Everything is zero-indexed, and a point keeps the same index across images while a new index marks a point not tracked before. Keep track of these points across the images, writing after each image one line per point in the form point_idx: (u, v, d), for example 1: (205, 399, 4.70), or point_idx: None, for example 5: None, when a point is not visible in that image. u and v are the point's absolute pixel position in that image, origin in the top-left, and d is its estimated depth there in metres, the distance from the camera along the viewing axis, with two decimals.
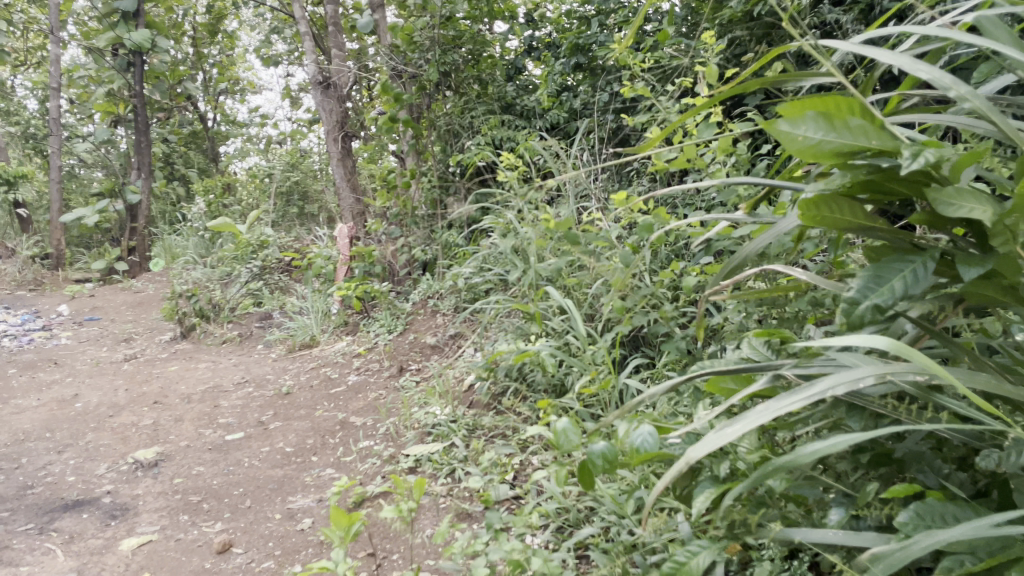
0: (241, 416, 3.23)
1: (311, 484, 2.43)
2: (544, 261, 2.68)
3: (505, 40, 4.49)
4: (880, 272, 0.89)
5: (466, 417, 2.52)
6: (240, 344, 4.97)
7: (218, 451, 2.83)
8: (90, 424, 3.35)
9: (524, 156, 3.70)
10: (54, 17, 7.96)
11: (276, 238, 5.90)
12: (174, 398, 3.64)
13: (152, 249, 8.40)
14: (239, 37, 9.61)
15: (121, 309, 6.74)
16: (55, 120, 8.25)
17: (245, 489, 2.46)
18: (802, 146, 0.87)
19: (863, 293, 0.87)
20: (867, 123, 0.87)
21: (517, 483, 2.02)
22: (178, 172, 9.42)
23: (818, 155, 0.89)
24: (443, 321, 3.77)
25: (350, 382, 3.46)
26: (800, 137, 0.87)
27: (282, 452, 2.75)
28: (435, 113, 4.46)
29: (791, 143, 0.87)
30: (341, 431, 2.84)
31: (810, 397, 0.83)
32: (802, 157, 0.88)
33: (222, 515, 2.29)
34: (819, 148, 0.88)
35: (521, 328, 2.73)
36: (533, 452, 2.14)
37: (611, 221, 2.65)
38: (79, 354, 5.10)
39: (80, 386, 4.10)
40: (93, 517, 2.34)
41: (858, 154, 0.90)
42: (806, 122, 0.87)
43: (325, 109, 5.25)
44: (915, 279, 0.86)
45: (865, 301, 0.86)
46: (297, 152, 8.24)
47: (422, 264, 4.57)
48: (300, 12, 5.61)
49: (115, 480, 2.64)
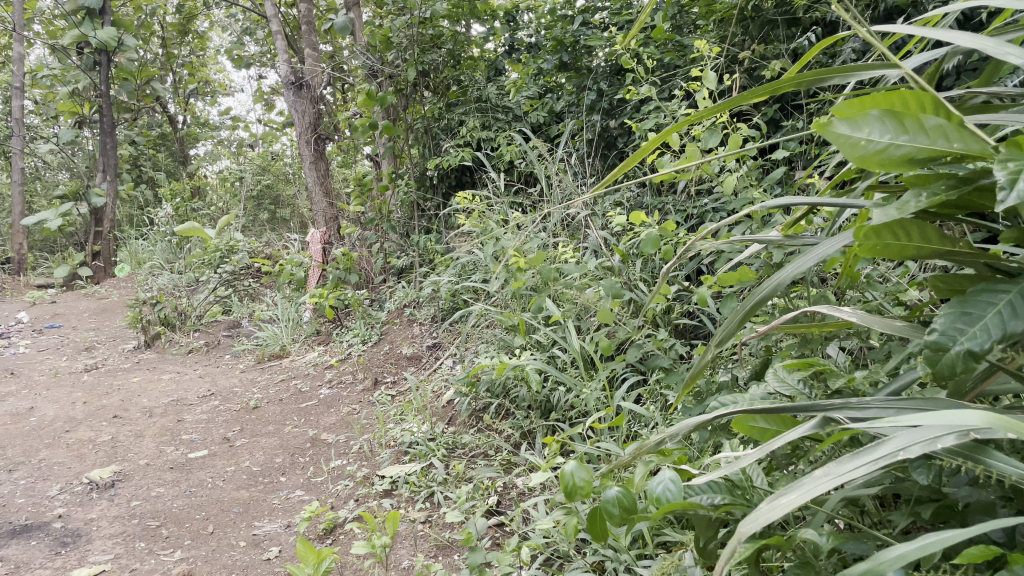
0: (205, 432, 3.06)
1: (279, 507, 2.28)
2: (527, 270, 2.55)
3: (484, 41, 4.38)
4: (965, 307, 0.73)
5: (444, 435, 2.39)
6: (207, 354, 4.79)
7: (180, 470, 2.67)
8: (44, 440, 3.15)
9: (506, 160, 3.59)
10: (17, 14, 7.71)
11: (245, 242, 5.73)
12: (135, 411, 3.47)
13: (117, 254, 8.16)
14: (209, 37, 9.40)
15: (83, 317, 6.51)
16: (18, 120, 7.98)
17: (207, 513, 2.30)
18: (863, 152, 0.75)
19: (948, 335, 0.72)
20: (946, 122, 0.72)
21: (501, 509, 1.89)
22: (146, 175, 9.19)
23: (883, 167, 0.76)
24: (419, 331, 3.64)
25: (321, 396, 3.31)
26: (861, 141, 0.75)
27: (248, 472, 2.59)
28: (412, 115, 4.34)
29: (851, 150, 0.75)
30: (312, 449, 2.70)
31: (871, 468, 0.63)
32: (864, 165, 0.75)
33: (183, 542, 2.12)
34: (884, 156, 0.75)
35: (503, 340, 2.60)
36: (517, 474, 2.02)
37: (598, 230, 2.53)
38: (37, 363, 4.88)
39: (36, 399, 3.89)
40: (41, 545, 2.16)
41: (933, 162, 0.75)
42: (868, 124, 0.75)
43: (297, 111, 5.02)
44: (1013, 312, 0.70)
45: (953, 346, 0.71)
46: (269, 155, 8.06)
47: (397, 272, 4.44)
48: (273, 10, 5.44)
49: (67, 503, 2.46)
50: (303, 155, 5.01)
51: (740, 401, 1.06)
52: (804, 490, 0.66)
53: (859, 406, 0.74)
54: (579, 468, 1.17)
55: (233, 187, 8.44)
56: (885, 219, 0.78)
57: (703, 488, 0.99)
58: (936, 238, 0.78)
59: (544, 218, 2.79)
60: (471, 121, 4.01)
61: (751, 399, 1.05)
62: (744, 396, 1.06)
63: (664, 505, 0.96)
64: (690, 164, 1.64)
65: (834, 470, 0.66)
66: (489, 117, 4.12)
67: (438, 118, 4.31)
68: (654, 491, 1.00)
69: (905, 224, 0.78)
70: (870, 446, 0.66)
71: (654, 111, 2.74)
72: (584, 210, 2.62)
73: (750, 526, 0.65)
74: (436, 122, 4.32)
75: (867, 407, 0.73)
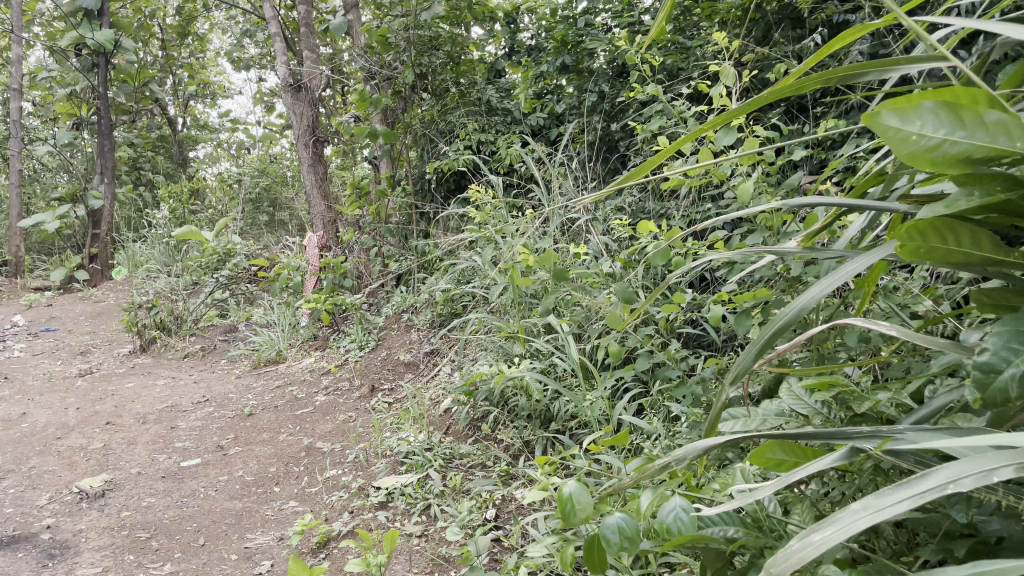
0: (199, 440, 3.01)
1: (272, 519, 2.23)
2: (527, 277, 2.50)
3: (484, 43, 4.34)
4: (1020, 324, 0.67)
5: (441, 446, 2.33)
6: (203, 358, 4.74)
7: (172, 479, 2.61)
8: (35, 447, 3.10)
9: (505, 164, 3.55)
10: (15, 15, 7.66)
11: (243, 245, 5.68)
12: (129, 418, 3.41)
13: (114, 257, 8.11)
14: (208, 40, 9.37)
15: (79, 320, 6.46)
16: (16, 122, 7.93)
17: (199, 524, 2.25)
18: (911, 148, 0.66)
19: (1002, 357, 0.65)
20: (1009, 116, 0.63)
21: (499, 524, 1.84)
22: (145, 177, 9.15)
23: (934, 166, 0.67)
24: (417, 337, 3.59)
25: (317, 403, 3.26)
26: (910, 136, 0.65)
27: (241, 481, 2.53)
28: (411, 118, 4.29)
29: (898, 144, 0.66)
30: (306, 458, 2.64)
31: (924, 499, 0.56)
32: (913, 162, 0.66)
33: (173, 555, 2.07)
34: (936, 153, 0.66)
35: (502, 348, 2.55)
36: (515, 487, 1.97)
37: (598, 236, 2.48)
38: (32, 368, 4.83)
39: (29, 404, 3.83)
40: (28, 557, 2.11)
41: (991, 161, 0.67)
42: (919, 114, 0.65)
43: (295, 113, 4.98)
44: None
45: (1007, 368, 0.65)
46: (268, 158, 8.02)
47: (395, 276, 4.40)
48: (271, 12, 5.40)
49: (56, 513, 2.40)
50: (301, 157, 4.96)
51: (753, 418, 1.07)
52: (844, 526, 0.58)
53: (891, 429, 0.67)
54: (578, 490, 1.09)
55: (232, 190, 8.39)
56: (930, 223, 0.70)
57: (715, 518, 0.97)
58: (987, 244, 0.70)
59: (544, 223, 2.74)
60: (470, 124, 3.97)
61: (764, 417, 1.07)
62: (756, 414, 1.08)
63: (678, 535, 0.88)
64: (698, 168, 1.57)
65: (872, 500, 0.59)
66: (487, 119, 4.07)
67: (437, 120, 4.26)
68: (666, 519, 0.92)
69: (954, 227, 0.70)
70: (914, 476, 0.58)
71: (655, 114, 2.68)
72: (585, 215, 2.56)
73: (773, 570, 0.59)
74: (435, 125, 4.28)
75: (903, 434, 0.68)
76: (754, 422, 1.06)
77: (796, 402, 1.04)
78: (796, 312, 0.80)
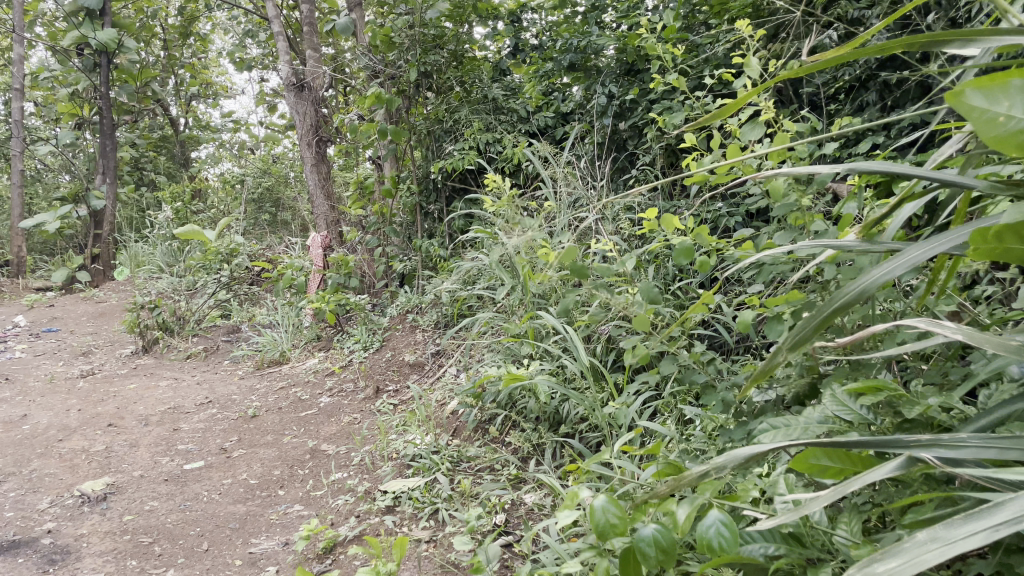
0: (202, 442, 2.97)
1: (277, 523, 2.19)
2: (536, 277, 2.47)
3: (487, 43, 4.30)
4: None
5: (449, 448, 2.30)
6: (205, 359, 4.70)
7: (175, 482, 2.57)
8: (36, 450, 3.06)
9: (511, 163, 3.52)
10: (16, 15, 7.63)
11: (246, 246, 5.64)
12: (131, 420, 3.38)
13: (116, 257, 8.08)
14: (210, 40, 9.34)
15: (81, 321, 6.42)
16: (17, 122, 7.90)
17: (202, 529, 2.21)
18: (999, 133, 0.58)
19: None
20: None
21: (510, 530, 1.81)
22: (147, 178, 9.11)
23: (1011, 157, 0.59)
24: (422, 337, 3.55)
25: (321, 404, 3.22)
26: (999, 119, 0.57)
27: (245, 485, 2.49)
28: (415, 117, 4.25)
29: (984, 128, 0.58)
30: (311, 461, 2.60)
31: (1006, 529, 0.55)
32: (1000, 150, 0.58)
33: (176, 561, 2.03)
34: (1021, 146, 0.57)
35: (510, 350, 2.51)
36: (526, 491, 1.93)
37: (608, 235, 2.45)
38: (33, 369, 4.79)
39: (30, 406, 3.79)
40: (28, 563, 2.07)
41: None
42: (1011, 94, 0.57)
43: (298, 112, 4.95)
44: None
45: None
46: (270, 159, 7.98)
47: (399, 276, 4.37)
48: (275, 11, 5.37)
49: (57, 518, 2.37)
50: (304, 157, 4.93)
51: (795, 426, 1.05)
52: (916, 552, 0.57)
53: (954, 445, 0.67)
54: (609, 503, 1.06)
55: (235, 190, 8.36)
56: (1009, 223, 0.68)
57: (757, 535, 0.98)
58: None
59: (553, 223, 2.70)
60: (475, 123, 3.92)
61: (806, 424, 1.05)
62: (798, 420, 1.06)
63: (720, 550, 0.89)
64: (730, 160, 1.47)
65: (940, 534, 0.58)
66: (492, 118, 4.03)
67: (441, 119, 4.21)
68: (707, 533, 0.92)
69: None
70: (986, 507, 0.57)
71: (665, 112, 2.65)
72: (594, 214, 2.52)
73: None
74: (439, 124, 4.23)
75: (964, 448, 0.66)
76: (797, 429, 1.04)
77: (841, 408, 1.02)
78: (859, 295, 0.78)
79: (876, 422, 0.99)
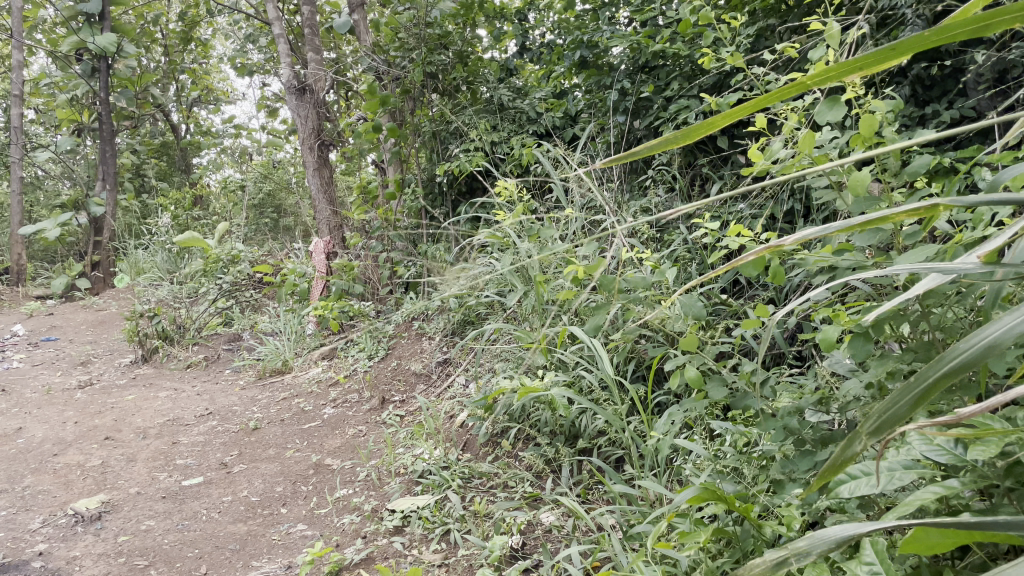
0: (201, 456, 2.87)
1: (278, 544, 2.08)
2: (550, 284, 2.37)
3: (492, 45, 4.20)
4: None
5: (460, 464, 2.19)
6: (205, 369, 4.60)
7: (173, 500, 2.46)
8: (30, 465, 2.95)
9: (520, 165, 3.42)
10: (15, 20, 7.54)
11: (247, 251, 5.53)
12: (128, 433, 3.27)
13: (116, 265, 7.99)
14: (213, 45, 9.26)
15: (80, 330, 6.32)
16: (17, 129, 7.81)
17: (201, 550, 2.10)
18: None
19: None
20: None
21: (527, 553, 1.71)
22: (148, 184, 9.01)
23: None
24: (429, 345, 3.45)
25: (325, 416, 3.12)
26: None
27: (246, 502, 2.38)
28: (420, 119, 4.15)
29: None
30: (315, 476, 2.50)
31: None
32: None
33: None
34: None
35: (522, 359, 2.41)
36: (544, 510, 1.83)
37: (625, 240, 2.35)
38: (30, 380, 4.68)
39: (26, 418, 3.69)
40: None
41: None
42: None
43: (300, 116, 4.86)
44: None
45: None
46: (271, 163, 7.89)
47: (404, 282, 4.26)
48: (275, 13, 5.28)
49: (50, 538, 2.26)
50: (306, 161, 4.82)
51: (878, 473, 0.97)
52: None
53: None
54: None
55: (236, 195, 8.27)
56: None
57: None
58: None
59: (567, 227, 2.60)
60: (480, 124, 3.82)
61: (891, 471, 0.97)
62: (881, 467, 0.97)
63: None
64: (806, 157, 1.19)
65: None
66: (498, 118, 3.92)
67: (446, 121, 4.10)
68: None
69: None
70: None
71: (682, 109, 2.53)
72: (609, 216, 2.41)
73: None
74: (444, 125, 4.12)
75: None
76: (881, 478, 0.96)
77: (931, 450, 0.94)
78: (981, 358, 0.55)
79: (975, 462, 0.91)
